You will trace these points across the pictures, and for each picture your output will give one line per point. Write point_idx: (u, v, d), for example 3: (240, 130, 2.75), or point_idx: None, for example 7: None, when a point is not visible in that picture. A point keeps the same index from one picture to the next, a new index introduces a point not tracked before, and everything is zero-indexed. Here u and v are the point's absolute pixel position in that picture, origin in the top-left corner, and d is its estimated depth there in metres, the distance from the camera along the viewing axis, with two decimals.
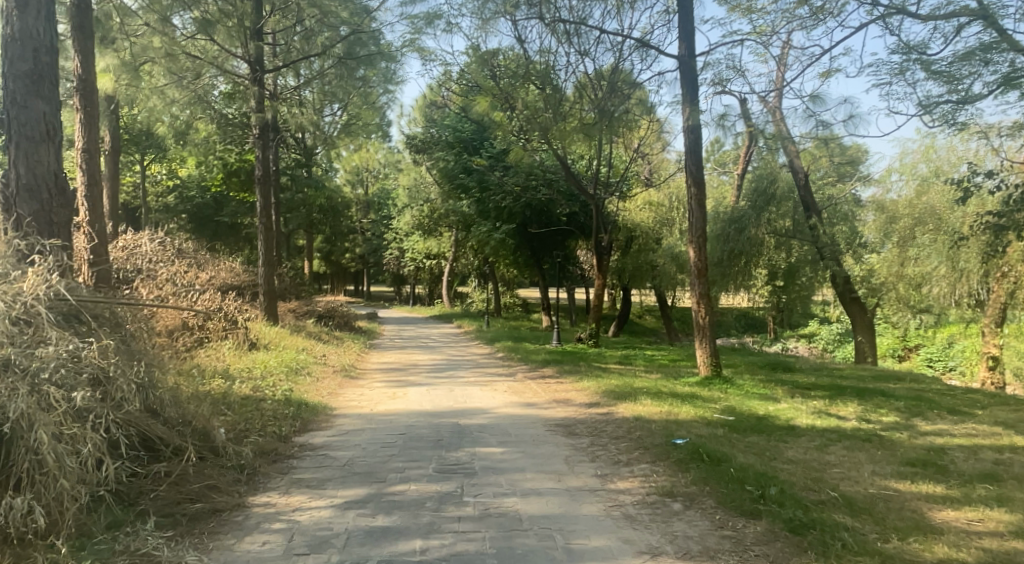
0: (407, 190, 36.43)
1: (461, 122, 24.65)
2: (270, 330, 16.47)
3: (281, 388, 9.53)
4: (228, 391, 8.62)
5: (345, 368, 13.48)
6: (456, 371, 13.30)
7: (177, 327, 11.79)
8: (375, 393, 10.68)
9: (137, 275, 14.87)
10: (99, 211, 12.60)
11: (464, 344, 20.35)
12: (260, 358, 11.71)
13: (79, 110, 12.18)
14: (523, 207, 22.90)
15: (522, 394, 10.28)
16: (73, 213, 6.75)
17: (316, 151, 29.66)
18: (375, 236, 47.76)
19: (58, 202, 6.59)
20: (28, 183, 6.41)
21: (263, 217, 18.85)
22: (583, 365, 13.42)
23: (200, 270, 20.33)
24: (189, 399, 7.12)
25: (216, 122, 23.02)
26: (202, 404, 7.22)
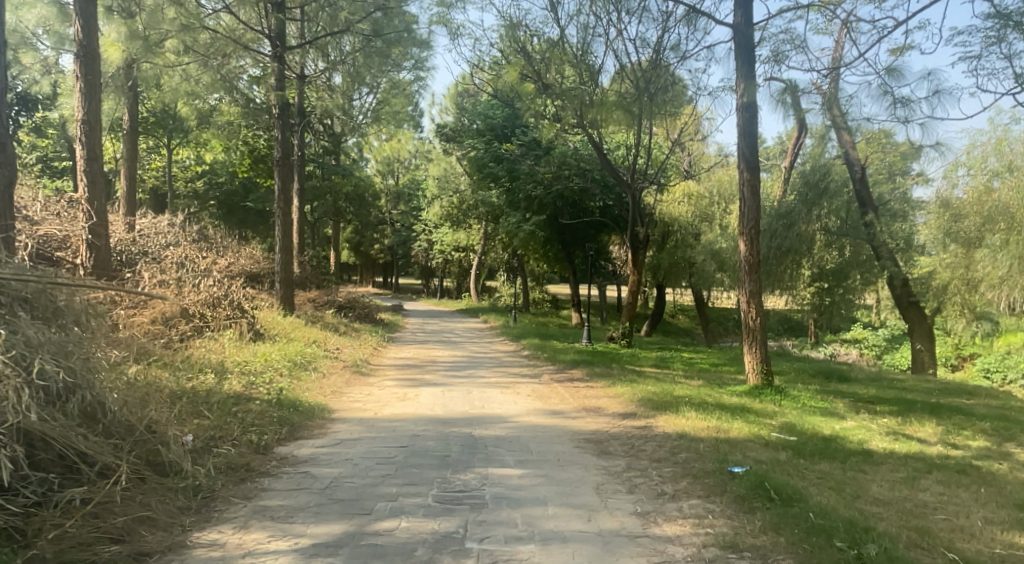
0: (437, 181, 35.35)
1: (492, 108, 23.54)
2: (282, 319, 15.51)
3: (276, 386, 8.51)
4: (217, 389, 7.62)
5: (356, 363, 12.45)
6: (477, 370, 12.18)
7: (176, 314, 10.85)
8: (384, 393, 9.62)
9: (141, 258, 13.96)
10: (100, 188, 11.50)
11: (490, 340, 19.24)
12: (263, 350, 10.72)
13: (79, 78, 11.13)
14: (555, 198, 21.79)
15: (548, 399, 9.12)
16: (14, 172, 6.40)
17: (344, 138, 28.78)
18: (404, 227, 46.87)
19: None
20: None
21: (282, 202, 17.84)
22: (615, 368, 12.23)
23: (218, 256, 19.49)
24: (159, 401, 6.17)
25: (240, 105, 22.20)
26: (175, 407, 6.25)
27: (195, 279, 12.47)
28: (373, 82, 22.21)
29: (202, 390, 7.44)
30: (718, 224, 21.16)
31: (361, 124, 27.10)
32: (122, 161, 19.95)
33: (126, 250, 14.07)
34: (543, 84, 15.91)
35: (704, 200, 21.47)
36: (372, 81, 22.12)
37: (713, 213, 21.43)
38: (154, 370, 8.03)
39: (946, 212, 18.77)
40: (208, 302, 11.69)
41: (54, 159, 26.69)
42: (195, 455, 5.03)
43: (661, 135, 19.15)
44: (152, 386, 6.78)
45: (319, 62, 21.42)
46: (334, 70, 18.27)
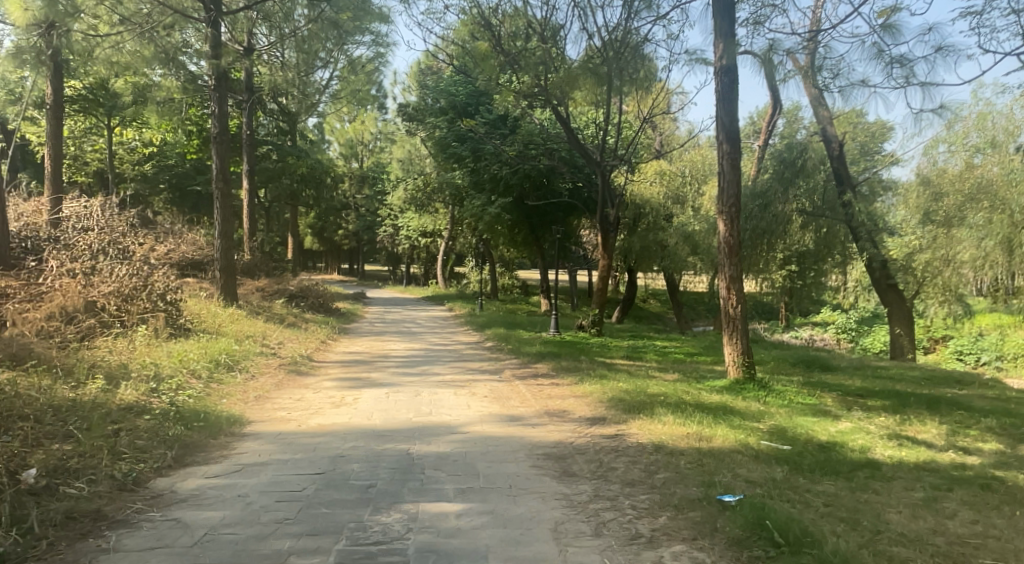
0: (401, 163, 33.82)
1: (454, 84, 22.28)
2: (220, 312, 14.15)
3: (183, 396, 7.28)
4: (98, 402, 6.42)
5: (295, 359, 11.15)
6: (431, 366, 10.94)
7: (81, 308, 9.64)
8: (318, 397, 8.38)
9: (52, 244, 12.56)
10: None
11: (452, 330, 18.00)
12: (179, 349, 9.48)
13: None
14: (521, 180, 20.57)
15: (506, 401, 7.94)
16: None
17: (299, 118, 27.14)
18: (369, 212, 45.21)
19: None
20: None
21: (220, 181, 16.38)
22: (584, 361, 11.07)
23: (156, 244, 17.95)
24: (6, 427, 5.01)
25: (180, 83, 20.29)
26: (26, 431, 5.09)
27: (110, 266, 11.17)
28: (328, 57, 20.66)
29: (80, 403, 6.24)
30: (691, 206, 20.08)
31: (317, 104, 25.61)
32: (48, 139, 18.38)
33: (34, 236, 12.63)
34: (509, 63, 14.75)
35: (676, 180, 20.29)
36: (327, 55, 20.56)
37: (686, 194, 20.30)
38: (31, 378, 6.82)
39: (926, 190, 17.80)
40: (119, 293, 10.45)
41: None
42: (18, 503, 3.89)
43: (631, 112, 18.00)
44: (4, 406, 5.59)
45: (268, 36, 19.92)
46: (280, 41, 16.75)
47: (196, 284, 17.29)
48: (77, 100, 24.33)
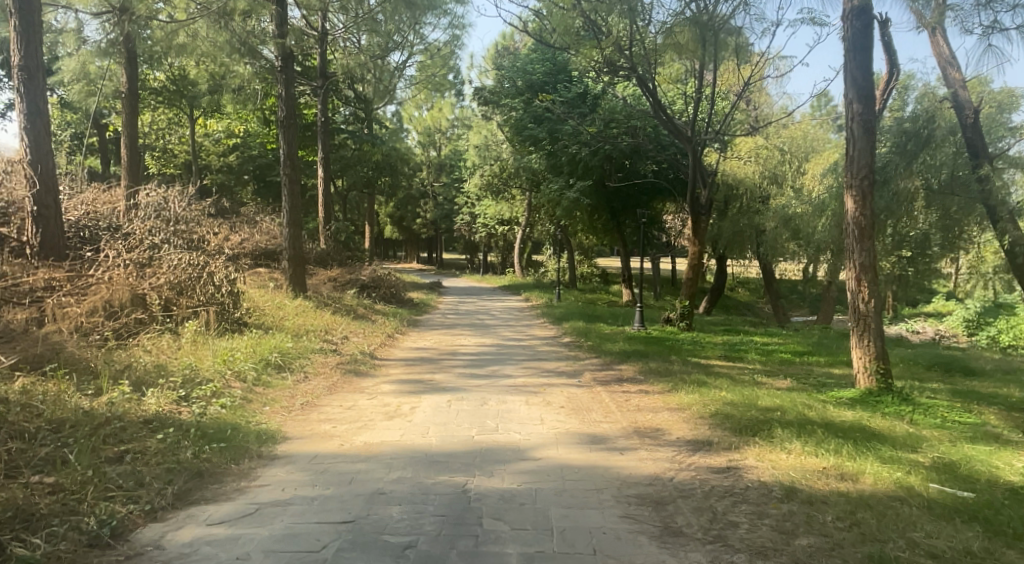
0: (477, 150, 32.74)
1: (531, 62, 21.08)
2: (284, 303, 13.44)
3: (214, 408, 6.32)
4: (109, 415, 5.54)
5: (355, 357, 10.18)
6: (503, 367, 9.71)
7: (127, 302, 8.97)
8: (371, 405, 7.31)
9: (109, 233, 11.99)
10: (44, 148, 9.31)
11: (528, 323, 16.80)
12: (225, 348, 8.65)
13: (14, 66, 8.98)
14: (602, 160, 19.08)
15: (587, 413, 6.62)
16: None
17: (376, 106, 26.44)
18: (447, 201, 44.58)
19: None
20: None
21: (288, 165, 15.53)
22: (677, 363, 9.62)
23: (229, 233, 17.51)
24: None
25: (256, 72, 19.77)
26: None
27: (165, 255, 10.47)
28: (402, 39, 19.73)
29: (87, 418, 5.37)
30: (790, 185, 18.03)
31: (392, 91, 24.73)
32: (126, 130, 18.20)
33: (94, 225, 12.14)
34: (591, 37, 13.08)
35: (774, 157, 18.31)
36: (401, 37, 19.62)
37: (784, 172, 18.32)
38: (46, 385, 6.04)
39: None
40: (170, 285, 9.76)
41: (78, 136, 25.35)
42: None
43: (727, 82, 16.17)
44: None
45: (341, 20, 19.16)
46: (352, 24, 15.95)
47: (266, 274, 16.78)
48: (161, 93, 24.46)
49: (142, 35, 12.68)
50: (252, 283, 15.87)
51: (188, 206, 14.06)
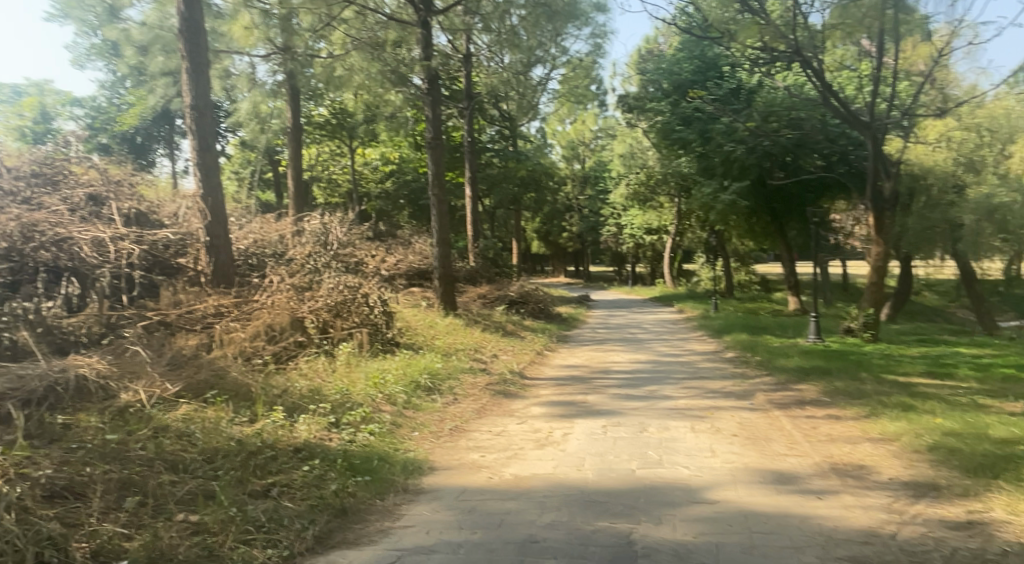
0: (622, 159, 31.92)
1: (677, 63, 20.41)
2: (435, 322, 13.40)
3: (363, 435, 6.06)
4: (263, 442, 5.41)
5: (505, 376, 9.81)
6: (660, 387, 8.90)
7: (288, 325, 9.05)
8: (522, 431, 6.82)
9: (274, 260, 12.41)
10: (215, 180, 9.65)
11: (686, 337, 15.79)
12: (377, 370, 8.51)
13: (188, 107, 9.43)
14: (760, 157, 17.90)
15: (768, 445, 5.75)
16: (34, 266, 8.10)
17: (520, 123, 26.59)
18: (593, 213, 43.99)
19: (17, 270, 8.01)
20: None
21: (437, 187, 15.50)
22: (868, 381, 8.40)
23: (384, 255, 17.96)
24: (114, 501, 4.01)
25: (406, 100, 20.22)
26: (137, 504, 4.05)
27: (324, 278, 10.57)
28: (545, 52, 19.51)
29: (241, 447, 5.24)
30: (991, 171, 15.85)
31: (535, 106, 24.57)
32: (291, 164, 19.12)
33: (261, 252, 12.62)
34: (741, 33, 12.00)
35: (970, 140, 16.09)
36: (544, 51, 19.35)
37: (983, 157, 16.12)
38: (207, 411, 6.03)
39: None
40: (329, 307, 9.81)
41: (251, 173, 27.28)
42: None
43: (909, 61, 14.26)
44: (146, 460, 4.72)
45: (484, 41, 19.18)
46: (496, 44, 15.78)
47: (419, 294, 16.98)
48: (321, 126, 25.76)
49: (305, 74, 13.31)
50: (405, 302, 16.10)
51: (348, 232, 14.42)
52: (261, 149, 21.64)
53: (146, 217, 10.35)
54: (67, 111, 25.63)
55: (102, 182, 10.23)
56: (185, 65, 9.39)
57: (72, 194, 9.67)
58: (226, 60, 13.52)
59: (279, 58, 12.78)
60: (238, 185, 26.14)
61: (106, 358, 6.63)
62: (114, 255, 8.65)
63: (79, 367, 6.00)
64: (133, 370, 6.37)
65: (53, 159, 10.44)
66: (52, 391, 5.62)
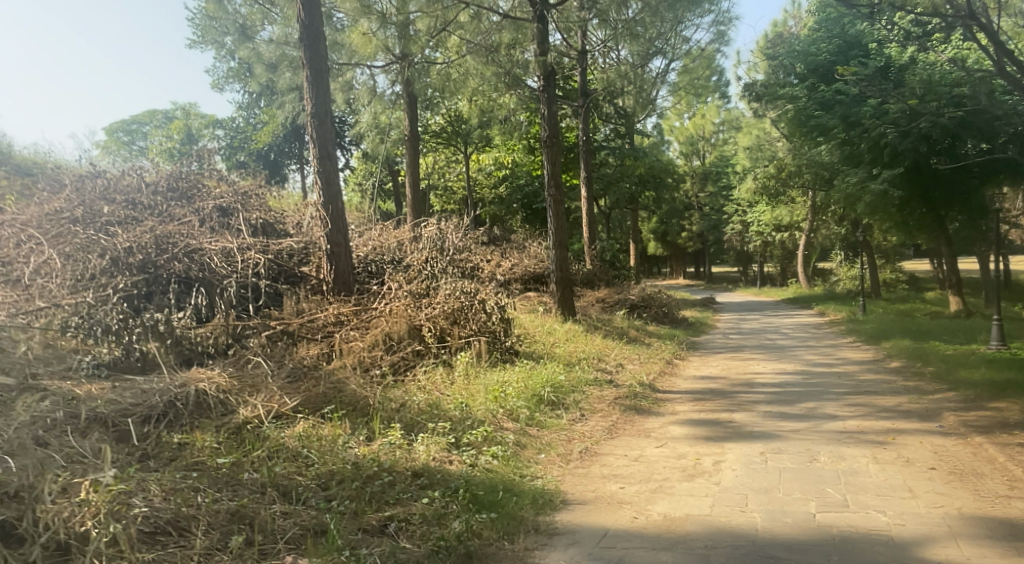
0: (747, 152, 30.12)
1: (813, 44, 19.04)
2: (556, 328, 12.78)
3: (485, 458, 5.48)
4: (382, 464, 4.86)
5: (635, 389, 9.01)
6: (819, 407, 7.93)
7: (406, 334, 8.58)
8: (664, 457, 6.08)
9: (392, 266, 12.16)
10: (336, 187, 9.27)
11: (832, 343, 14.42)
12: (498, 382, 7.88)
13: (308, 113, 9.06)
14: (915, 142, 16.14)
15: (976, 494, 4.80)
16: (164, 279, 7.98)
17: (637, 120, 25.59)
18: (715, 211, 42.03)
19: (148, 283, 7.92)
20: (114, 257, 7.83)
21: (554, 188, 14.86)
22: None
23: (499, 260, 17.52)
24: (217, 546, 3.58)
25: (522, 102, 19.71)
26: (240, 546, 3.60)
27: (443, 284, 10.09)
28: (665, 43, 18.42)
29: (359, 469, 4.72)
30: None
31: (654, 102, 23.49)
32: (408, 171, 19.00)
33: (380, 258, 12.33)
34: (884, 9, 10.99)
35: None
36: (665, 42, 18.31)
37: None
38: (324, 426, 5.55)
39: None
40: (445, 315, 9.25)
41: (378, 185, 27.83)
42: None
43: None
44: (259, 485, 4.28)
45: (600, 35, 18.37)
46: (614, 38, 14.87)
47: (538, 299, 16.42)
48: (439, 134, 25.80)
49: (423, 83, 12.97)
50: (525, 308, 15.59)
51: (463, 236, 14.02)
52: (381, 160, 21.77)
53: (272, 225, 10.16)
54: (208, 130, 26.97)
55: (230, 192, 10.26)
56: (305, 72, 9.05)
57: (202, 206, 9.69)
58: (349, 70, 13.18)
59: (398, 66, 12.72)
60: (360, 195, 26.50)
61: (227, 370, 6.32)
62: (241, 264, 8.46)
63: (199, 381, 5.65)
64: (253, 383, 6.00)
65: (189, 174, 10.63)
66: (172, 407, 5.32)
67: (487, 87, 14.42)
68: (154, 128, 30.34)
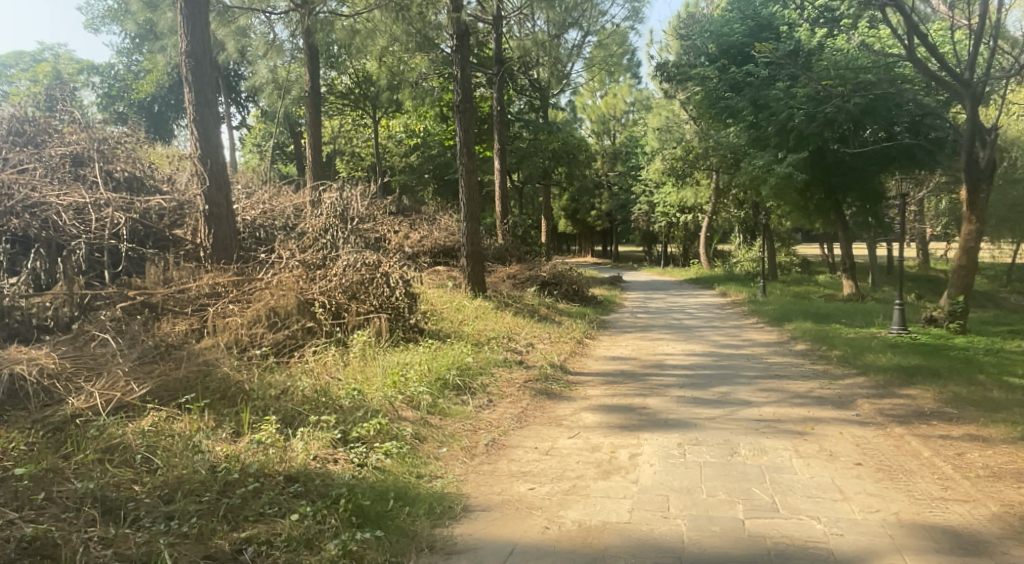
0: (657, 133, 30.14)
1: (728, 25, 18.90)
2: (464, 305, 12.06)
3: (376, 455, 4.72)
4: (245, 467, 4.02)
5: (546, 371, 8.42)
6: (735, 394, 7.60)
7: (295, 309, 7.61)
8: (576, 450, 5.51)
9: (283, 233, 11.07)
10: (216, 140, 8.10)
11: (739, 324, 14.40)
12: (398, 364, 7.09)
13: (182, 53, 7.84)
14: (822, 127, 16.28)
15: (908, 502, 4.52)
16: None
17: (551, 93, 24.99)
18: (623, 190, 42.27)
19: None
20: None
21: (465, 156, 14.02)
22: (990, 403, 7.13)
23: (407, 231, 16.60)
24: None
25: (433, 66, 18.64)
26: None
27: (341, 254, 9.12)
28: (582, 14, 17.79)
29: (215, 475, 3.88)
30: None
31: (570, 76, 22.91)
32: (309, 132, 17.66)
33: (270, 224, 11.24)
34: None
35: None
36: (583, 12, 17.67)
37: None
38: (179, 421, 4.64)
39: None
40: (343, 288, 8.33)
41: (278, 147, 26.15)
42: None
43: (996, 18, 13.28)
44: (74, 500, 3.48)
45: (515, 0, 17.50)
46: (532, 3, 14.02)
47: (445, 273, 15.63)
48: (343, 96, 24.37)
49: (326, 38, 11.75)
50: (431, 282, 14.78)
51: (368, 204, 13.06)
52: (278, 119, 20.24)
53: (141, 181, 8.91)
54: (83, 77, 24.40)
55: (87, 138, 8.92)
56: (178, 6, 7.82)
57: (50, 154, 8.38)
58: (245, 18, 11.67)
59: (298, 16, 11.66)
60: (259, 158, 24.72)
61: (60, 349, 5.28)
62: (95, 224, 7.33)
63: (18, 364, 4.66)
64: (91, 367, 5.05)
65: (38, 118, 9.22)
66: None
67: (396, 48, 13.35)
68: (21, 71, 27.23)
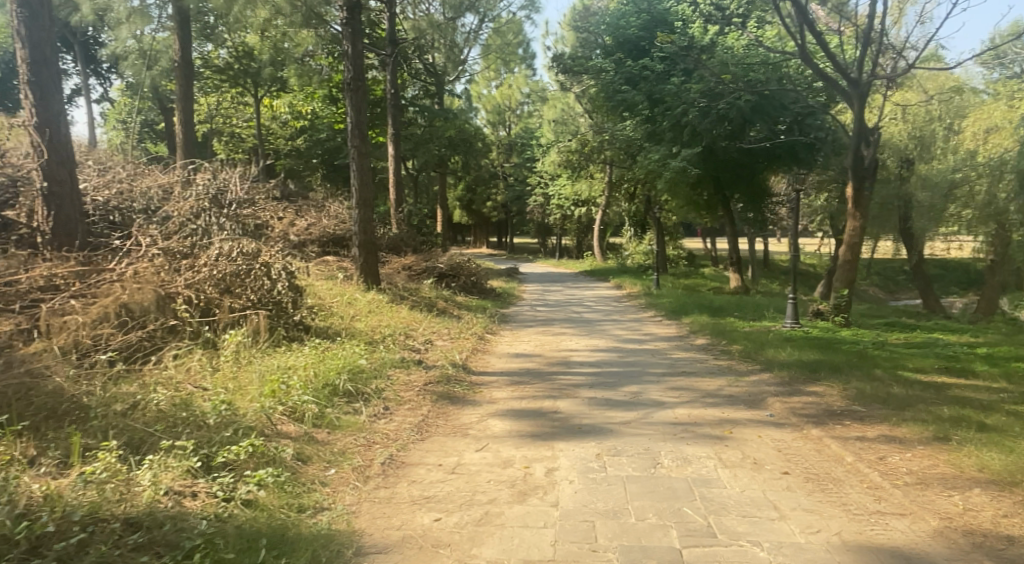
0: (553, 125, 29.91)
1: (626, 17, 18.76)
2: (356, 298, 11.14)
3: (247, 485, 3.89)
4: (67, 512, 3.20)
5: (446, 371, 7.72)
6: (647, 395, 7.17)
7: (154, 305, 6.53)
8: (485, 465, 4.86)
9: (143, 216, 9.79)
10: (56, 106, 6.84)
11: (639, 318, 14.22)
12: (278, 369, 6.18)
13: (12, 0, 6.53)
14: (715, 123, 16.41)
15: (846, 518, 4.17)
16: None
17: (447, 79, 24.14)
18: (518, 182, 42.00)
19: None
20: None
21: (357, 138, 13.01)
22: (896, 400, 7.04)
23: (293, 218, 15.40)
24: None
25: (322, 42, 17.39)
26: None
27: (213, 242, 8.01)
28: None
29: (21, 527, 3.05)
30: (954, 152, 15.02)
31: (466, 62, 22.15)
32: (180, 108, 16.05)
33: (128, 206, 9.93)
34: None
35: None
36: None
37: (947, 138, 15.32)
38: None
39: None
40: (214, 281, 7.30)
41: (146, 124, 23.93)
42: None
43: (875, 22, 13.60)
44: None
45: None
46: None
47: (334, 263, 14.59)
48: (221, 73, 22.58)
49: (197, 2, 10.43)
50: (319, 273, 13.72)
51: (246, 187, 11.88)
52: (144, 94, 18.37)
53: None
54: None
55: None
56: None
57: None
58: None
59: None
60: (125, 136, 22.54)
61: None
62: None
63: None
64: None
65: None
66: None
67: (281, 20, 12.16)
68: None
